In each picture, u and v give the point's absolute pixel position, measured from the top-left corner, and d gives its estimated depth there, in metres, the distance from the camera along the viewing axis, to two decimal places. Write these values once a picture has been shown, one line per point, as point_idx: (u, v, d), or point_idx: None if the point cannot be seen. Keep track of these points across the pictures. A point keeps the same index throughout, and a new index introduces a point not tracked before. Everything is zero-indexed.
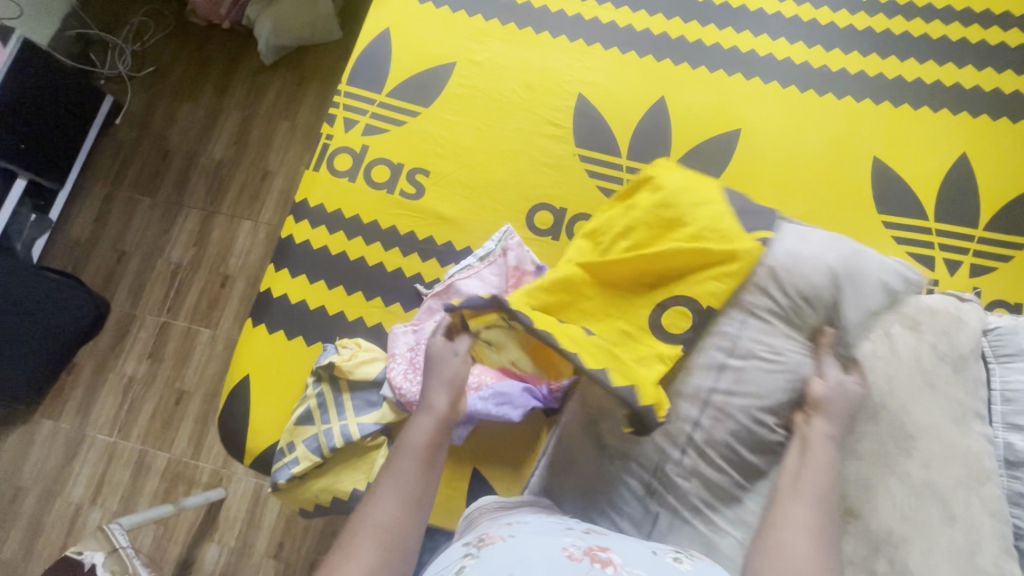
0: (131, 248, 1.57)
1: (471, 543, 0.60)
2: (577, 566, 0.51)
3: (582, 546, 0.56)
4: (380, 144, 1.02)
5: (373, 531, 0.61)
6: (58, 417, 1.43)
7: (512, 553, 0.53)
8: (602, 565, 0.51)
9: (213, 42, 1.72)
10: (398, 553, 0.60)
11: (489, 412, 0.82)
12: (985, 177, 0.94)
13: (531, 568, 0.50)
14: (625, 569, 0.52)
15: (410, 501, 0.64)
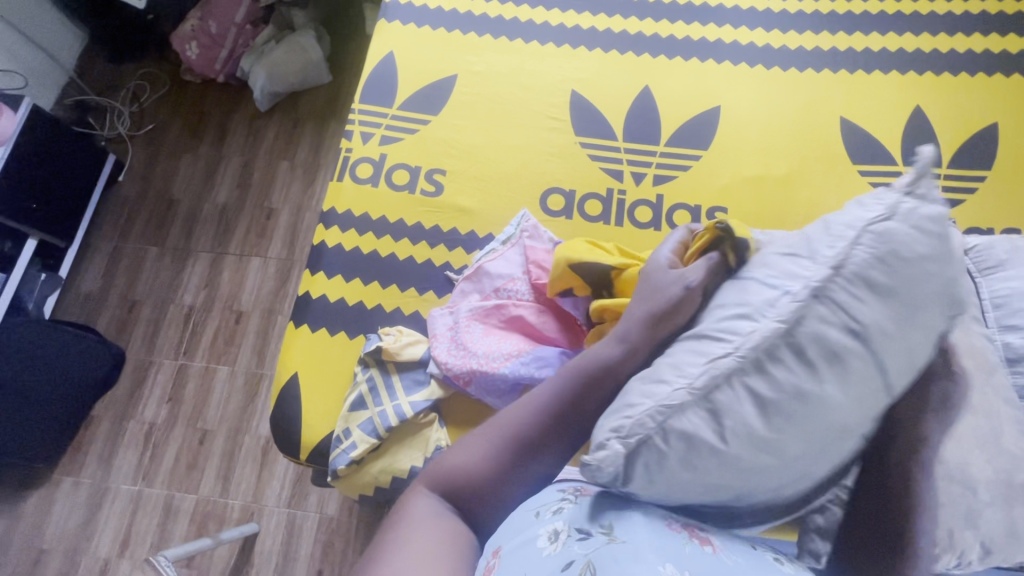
0: (142, 297, 1.62)
1: (568, 489, 0.58)
2: (676, 537, 0.49)
3: (682, 518, 0.52)
4: (398, 151, 0.98)
5: (501, 429, 0.59)
6: (79, 473, 1.45)
7: (615, 510, 0.52)
8: (702, 543, 0.48)
9: (209, 95, 1.82)
10: (520, 456, 0.57)
11: (531, 375, 0.77)
12: (944, 124, 0.99)
13: (634, 529, 0.49)
14: (728, 555, 0.48)
15: (543, 406, 0.59)
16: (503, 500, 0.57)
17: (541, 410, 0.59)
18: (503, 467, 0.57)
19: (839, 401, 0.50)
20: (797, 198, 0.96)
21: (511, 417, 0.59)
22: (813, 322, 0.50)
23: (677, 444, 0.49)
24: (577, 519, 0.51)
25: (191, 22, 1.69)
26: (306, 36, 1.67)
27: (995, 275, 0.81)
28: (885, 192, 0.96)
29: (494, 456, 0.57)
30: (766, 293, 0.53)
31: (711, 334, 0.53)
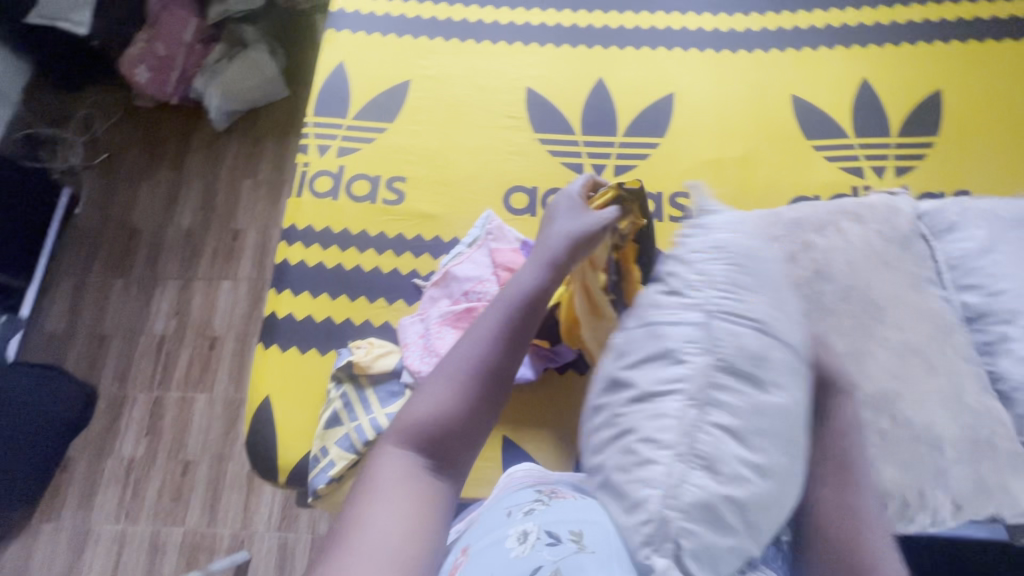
0: (110, 331, 1.58)
1: (546, 490, 0.56)
2: None
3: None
4: (356, 161, 0.97)
5: (456, 367, 0.61)
6: (59, 517, 1.41)
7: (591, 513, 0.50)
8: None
9: (164, 119, 1.78)
10: (477, 386, 0.61)
11: None
12: (891, 94, 1.01)
13: (606, 533, 0.47)
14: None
15: (491, 338, 0.62)
16: (469, 433, 0.60)
17: (489, 341, 0.62)
18: (466, 403, 0.60)
19: (787, 399, 0.49)
20: (756, 178, 0.97)
21: (465, 355, 0.62)
22: (725, 330, 0.49)
23: (699, 511, 0.43)
24: (549, 522, 0.49)
25: (138, 45, 1.64)
26: (258, 50, 1.63)
27: (949, 237, 0.83)
28: (840, 165, 0.98)
29: (454, 394, 0.60)
30: (671, 328, 0.50)
31: (653, 391, 0.48)
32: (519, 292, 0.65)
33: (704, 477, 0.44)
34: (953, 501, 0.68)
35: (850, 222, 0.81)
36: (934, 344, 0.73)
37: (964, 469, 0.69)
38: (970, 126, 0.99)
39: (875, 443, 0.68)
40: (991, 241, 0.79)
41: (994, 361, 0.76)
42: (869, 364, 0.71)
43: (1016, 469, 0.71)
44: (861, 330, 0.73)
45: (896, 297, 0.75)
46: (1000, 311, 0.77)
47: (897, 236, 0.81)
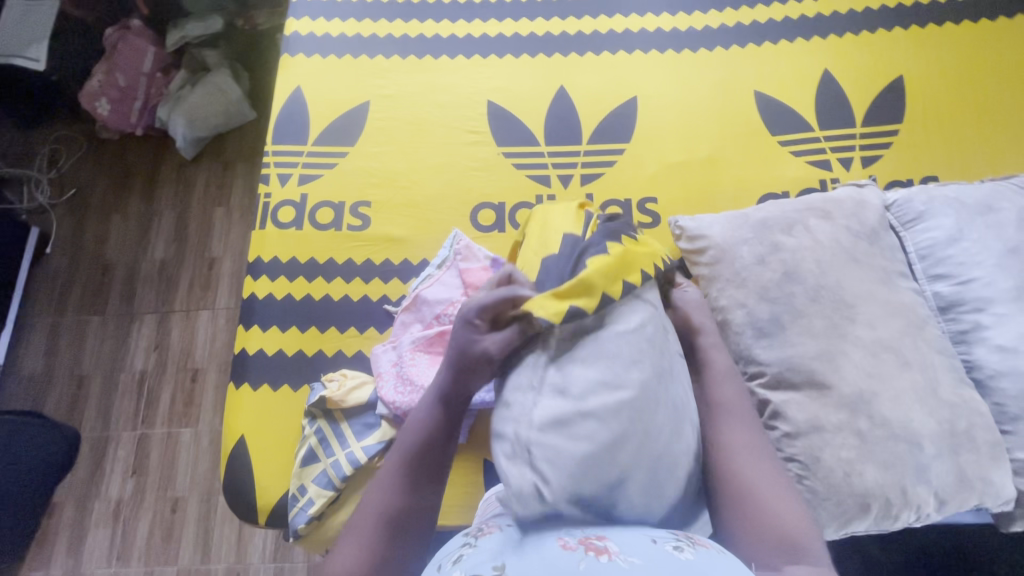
0: (90, 370, 1.55)
1: (472, 532, 0.58)
2: (573, 556, 0.48)
3: (582, 534, 0.52)
4: (319, 188, 0.95)
5: (370, 525, 0.61)
6: (49, 564, 1.38)
7: (509, 548, 0.51)
8: (596, 554, 0.48)
9: (131, 150, 1.75)
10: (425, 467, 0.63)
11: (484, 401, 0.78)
12: (853, 83, 1.01)
13: (524, 562, 0.48)
14: (623, 557, 0.48)
15: (400, 484, 0.62)
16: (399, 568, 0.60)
17: (400, 488, 0.62)
18: (390, 547, 0.60)
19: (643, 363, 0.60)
20: (724, 177, 0.96)
21: (379, 505, 0.61)
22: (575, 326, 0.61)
23: (561, 459, 0.54)
24: (472, 566, 0.50)
25: (97, 77, 1.59)
26: (220, 75, 1.61)
27: (918, 227, 0.82)
28: (807, 159, 0.97)
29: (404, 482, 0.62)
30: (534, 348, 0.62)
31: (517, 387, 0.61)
32: (417, 438, 0.64)
33: (570, 436, 0.55)
34: (936, 496, 0.68)
35: (818, 220, 0.80)
36: (908, 338, 0.73)
37: (945, 464, 0.68)
38: (934, 111, 0.98)
39: (853, 444, 0.68)
40: (959, 229, 0.79)
41: (968, 350, 0.76)
42: (843, 365, 0.71)
43: (996, 458, 0.71)
44: (835, 329, 0.73)
45: (867, 294, 0.75)
46: (971, 300, 0.76)
47: (865, 230, 0.80)
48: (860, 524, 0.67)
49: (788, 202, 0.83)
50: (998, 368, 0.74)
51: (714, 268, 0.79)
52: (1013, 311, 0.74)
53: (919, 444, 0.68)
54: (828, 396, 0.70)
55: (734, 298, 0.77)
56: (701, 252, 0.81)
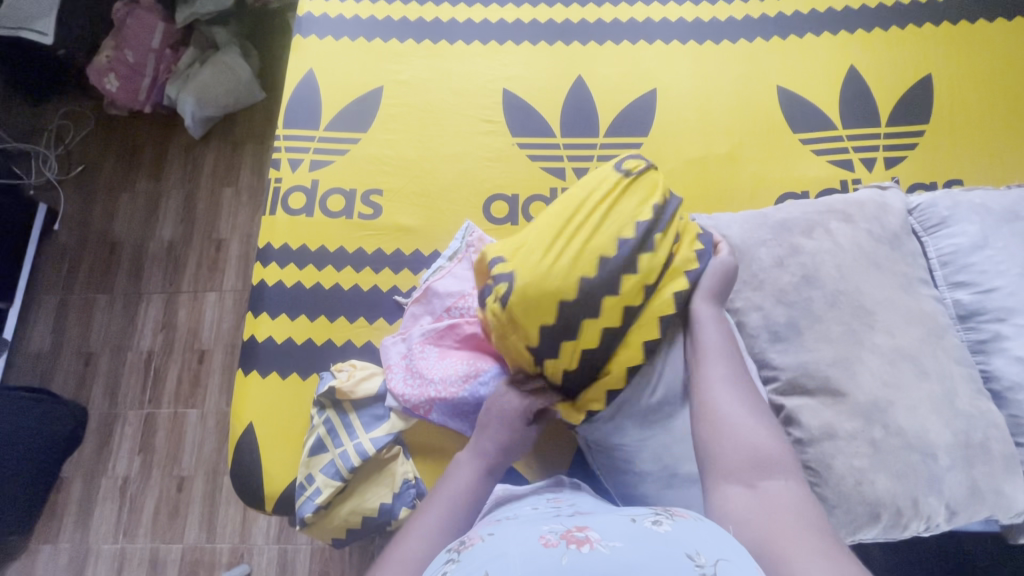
0: (97, 348, 1.56)
1: (454, 548, 0.52)
2: (553, 551, 0.44)
3: (561, 529, 0.49)
4: (330, 175, 0.94)
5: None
6: (57, 538, 1.40)
7: (490, 553, 0.46)
8: (577, 545, 0.44)
9: (139, 127, 1.73)
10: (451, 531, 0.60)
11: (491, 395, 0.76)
12: (879, 81, 0.98)
13: (508, 565, 0.44)
14: (605, 542, 0.45)
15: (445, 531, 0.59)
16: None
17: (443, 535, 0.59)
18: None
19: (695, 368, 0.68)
20: (742, 175, 0.94)
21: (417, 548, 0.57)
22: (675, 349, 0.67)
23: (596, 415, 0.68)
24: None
25: (106, 53, 1.57)
26: (230, 53, 1.58)
27: (940, 233, 0.80)
28: (828, 158, 0.95)
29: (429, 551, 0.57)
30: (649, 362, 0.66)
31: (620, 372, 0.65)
32: (461, 491, 0.63)
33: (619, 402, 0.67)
34: (947, 506, 0.68)
35: (840, 223, 0.78)
36: (928, 347, 0.72)
37: (959, 475, 0.68)
38: (962, 112, 0.96)
39: (865, 452, 0.67)
40: (983, 237, 0.77)
41: (987, 361, 0.75)
42: (859, 372, 0.70)
43: (1011, 471, 0.70)
44: (855, 336, 0.72)
45: (890, 300, 0.73)
46: (992, 309, 0.75)
47: (888, 235, 0.78)
48: (867, 532, 0.67)
49: (809, 203, 0.81)
50: (1016, 380, 0.73)
51: None
52: None
53: (933, 455, 0.67)
54: (843, 403, 0.69)
55: (751, 300, 0.75)
56: None
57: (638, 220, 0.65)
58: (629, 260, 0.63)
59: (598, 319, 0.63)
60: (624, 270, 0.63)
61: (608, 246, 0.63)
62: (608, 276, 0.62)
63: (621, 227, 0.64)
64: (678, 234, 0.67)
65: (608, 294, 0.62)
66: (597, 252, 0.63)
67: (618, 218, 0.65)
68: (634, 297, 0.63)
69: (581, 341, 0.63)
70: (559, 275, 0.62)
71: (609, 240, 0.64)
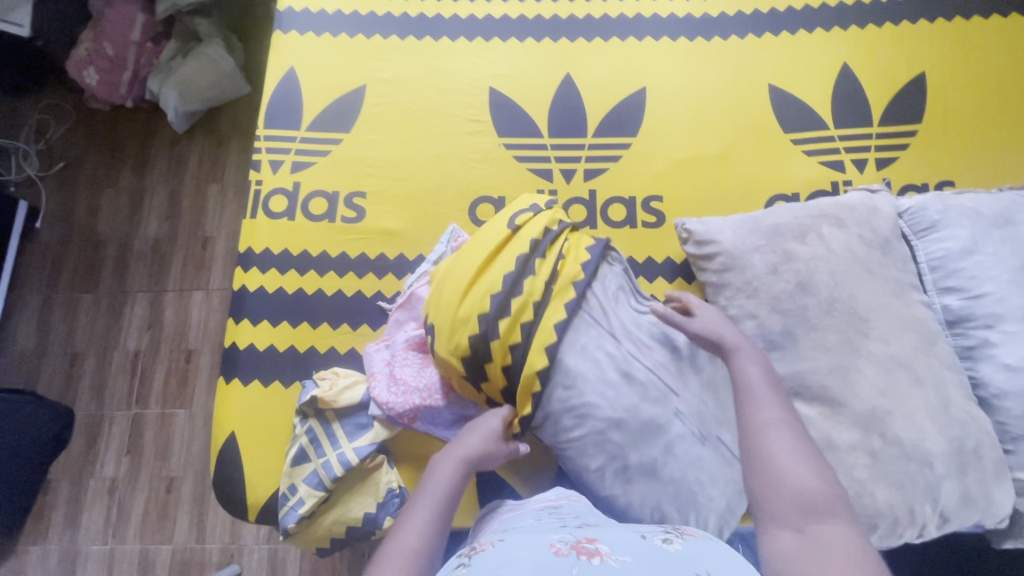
0: (83, 348, 1.53)
1: (465, 552, 0.54)
2: (564, 560, 0.46)
3: (570, 540, 0.51)
4: (313, 176, 0.92)
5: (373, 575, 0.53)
6: (45, 540, 1.40)
7: (504, 558, 0.48)
8: (588, 557, 0.47)
9: (122, 122, 1.68)
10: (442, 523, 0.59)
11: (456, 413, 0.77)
12: (872, 79, 0.96)
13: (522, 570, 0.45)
14: (615, 557, 0.47)
15: (435, 526, 0.58)
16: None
17: (432, 529, 0.58)
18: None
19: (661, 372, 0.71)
20: (732, 176, 0.93)
21: (409, 543, 0.55)
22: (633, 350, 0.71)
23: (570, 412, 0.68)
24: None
25: (85, 45, 1.52)
26: (213, 46, 1.51)
27: (930, 237, 0.79)
28: (819, 159, 0.93)
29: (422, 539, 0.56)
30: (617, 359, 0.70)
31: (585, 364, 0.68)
32: (449, 489, 0.62)
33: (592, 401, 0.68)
34: (941, 514, 0.67)
35: (831, 228, 0.77)
36: (918, 354, 0.71)
37: (952, 484, 0.67)
38: (956, 112, 0.94)
39: (866, 464, 0.67)
40: (974, 241, 0.76)
41: (974, 367, 0.75)
42: (855, 381, 0.69)
43: (1001, 478, 0.70)
44: (844, 343, 0.71)
45: (880, 307, 0.72)
46: (981, 315, 0.74)
47: (878, 239, 0.77)
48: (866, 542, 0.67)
49: (800, 206, 0.79)
50: (1004, 387, 0.72)
51: (723, 276, 0.77)
52: None
53: (929, 464, 0.67)
54: (841, 414, 0.69)
55: (745, 308, 0.75)
56: (710, 258, 0.78)
57: (518, 254, 0.71)
58: (515, 290, 0.68)
59: (504, 342, 0.67)
60: (512, 298, 0.68)
61: (497, 281, 0.69)
62: (502, 308, 0.68)
63: (506, 262, 0.70)
64: (562, 254, 0.73)
65: (505, 321, 0.67)
66: (489, 290, 0.69)
67: (503, 255, 0.71)
68: (529, 316, 0.68)
69: (495, 363, 0.68)
70: (458, 314, 0.69)
71: (497, 277, 0.69)
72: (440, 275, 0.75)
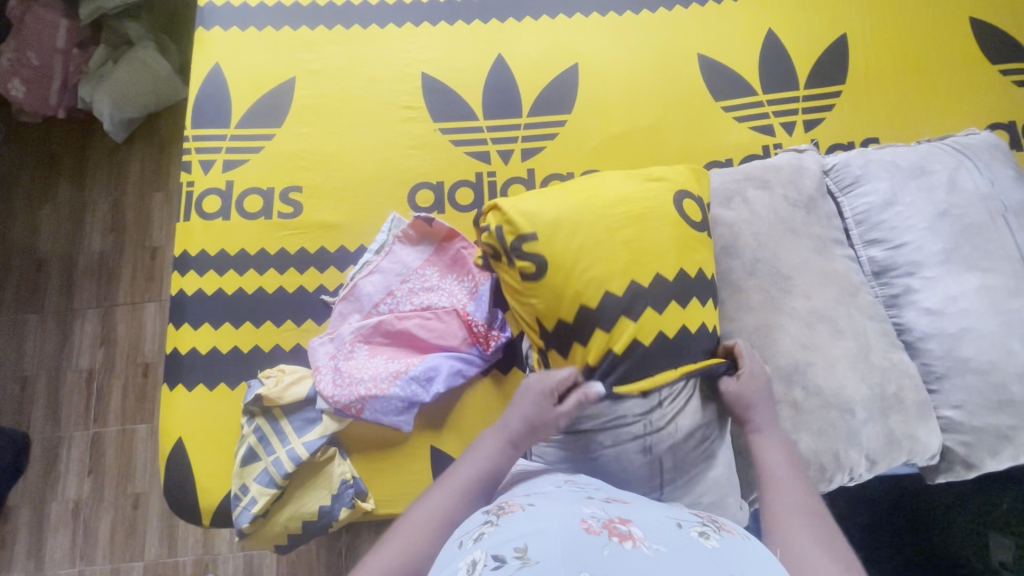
0: (33, 371, 1.47)
1: (491, 511, 0.51)
2: (595, 538, 0.43)
3: (602, 516, 0.47)
4: (245, 174, 0.90)
5: (427, 530, 0.55)
6: (10, 568, 1.36)
7: (532, 524, 0.45)
8: (621, 539, 0.43)
9: (56, 134, 1.58)
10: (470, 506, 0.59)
11: (402, 395, 0.77)
12: (795, 44, 0.98)
13: (550, 541, 0.42)
14: (649, 544, 0.43)
15: (464, 499, 0.59)
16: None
17: (458, 503, 0.58)
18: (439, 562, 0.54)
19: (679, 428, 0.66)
20: (666, 147, 0.94)
21: (437, 509, 0.57)
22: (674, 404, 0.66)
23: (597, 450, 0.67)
24: (495, 545, 0.44)
25: (6, 55, 1.39)
26: (145, 49, 1.43)
27: (854, 192, 0.82)
28: (749, 124, 0.96)
29: (449, 514, 0.57)
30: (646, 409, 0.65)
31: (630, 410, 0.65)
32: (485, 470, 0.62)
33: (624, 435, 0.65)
34: (868, 457, 0.70)
35: (756, 190, 0.79)
36: (841, 306, 0.74)
37: (876, 426, 0.70)
38: (875, 72, 0.97)
39: (790, 414, 0.70)
40: (893, 193, 0.79)
41: (900, 314, 0.78)
42: (779, 337, 0.72)
43: (925, 417, 0.73)
44: (771, 301, 0.73)
45: (802, 264, 0.75)
46: (903, 264, 0.77)
47: (803, 198, 0.80)
48: None
49: (727, 171, 0.81)
50: (926, 331, 0.75)
51: None
52: (941, 274, 0.75)
53: (851, 410, 0.70)
54: (766, 368, 0.71)
55: None
56: None
57: (667, 272, 0.66)
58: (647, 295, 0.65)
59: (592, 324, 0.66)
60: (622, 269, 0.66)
61: (645, 274, 0.65)
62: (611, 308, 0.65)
63: (653, 258, 0.66)
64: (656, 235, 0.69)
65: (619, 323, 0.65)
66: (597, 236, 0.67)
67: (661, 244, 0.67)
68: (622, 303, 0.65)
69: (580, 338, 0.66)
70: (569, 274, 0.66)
71: (647, 265, 0.66)
72: (570, 196, 0.69)
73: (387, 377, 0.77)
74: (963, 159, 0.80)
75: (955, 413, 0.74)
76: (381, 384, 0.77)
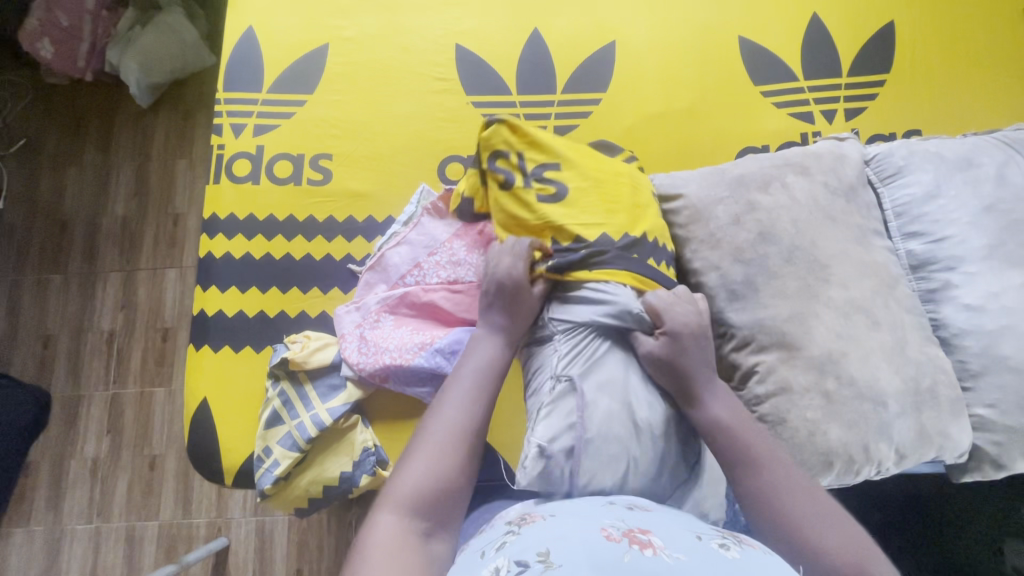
0: (55, 330, 1.49)
1: (514, 520, 0.51)
2: (616, 547, 0.42)
3: (622, 526, 0.46)
4: (276, 139, 0.90)
5: (447, 441, 0.57)
6: (29, 522, 1.39)
7: (555, 533, 0.44)
8: (641, 547, 0.42)
9: (83, 96, 1.58)
10: (482, 414, 0.60)
11: (427, 366, 0.75)
12: (840, 30, 0.96)
13: (572, 548, 0.42)
14: (670, 553, 0.42)
15: (472, 404, 0.60)
16: (462, 495, 0.57)
17: (467, 408, 0.60)
18: (462, 469, 0.57)
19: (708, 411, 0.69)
20: (702, 131, 0.92)
21: (448, 426, 0.58)
22: None
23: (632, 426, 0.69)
24: (517, 551, 0.43)
25: (35, 16, 1.38)
26: (176, 15, 1.43)
27: (896, 183, 0.80)
28: (789, 111, 0.93)
29: (463, 426, 0.58)
30: None
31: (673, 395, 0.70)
32: (485, 367, 0.63)
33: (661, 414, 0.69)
34: (897, 451, 0.69)
35: (795, 176, 0.77)
36: (878, 298, 0.72)
37: (907, 421, 0.69)
38: (922, 62, 0.94)
39: (819, 405, 0.69)
40: (936, 186, 0.77)
41: (937, 309, 0.76)
42: (814, 326, 0.70)
43: (956, 414, 0.72)
44: (806, 289, 0.72)
45: (840, 254, 0.73)
46: (943, 258, 0.75)
47: (843, 186, 0.78)
48: (822, 479, 0.69)
49: (766, 156, 0.79)
50: (963, 327, 0.74)
51: (690, 228, 0.76)
52: (983, 270, 0.73)
53: (883, 403, 0.69)
54: (797, 357, 0.70)
55: (708, 260, 0.74)
56: (677, 212, 0.78)
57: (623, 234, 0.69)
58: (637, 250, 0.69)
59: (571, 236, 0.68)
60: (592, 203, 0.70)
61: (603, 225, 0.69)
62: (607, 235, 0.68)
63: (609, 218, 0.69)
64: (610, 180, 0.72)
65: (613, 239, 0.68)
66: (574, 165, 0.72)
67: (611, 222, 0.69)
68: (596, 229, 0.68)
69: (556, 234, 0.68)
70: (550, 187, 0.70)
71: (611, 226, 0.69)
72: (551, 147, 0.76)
73: (412, 347, 0.76)
74: (1012, 153, 0.78)
75: (988, 412, 0.73)
76: (405, 354, 0.76)
